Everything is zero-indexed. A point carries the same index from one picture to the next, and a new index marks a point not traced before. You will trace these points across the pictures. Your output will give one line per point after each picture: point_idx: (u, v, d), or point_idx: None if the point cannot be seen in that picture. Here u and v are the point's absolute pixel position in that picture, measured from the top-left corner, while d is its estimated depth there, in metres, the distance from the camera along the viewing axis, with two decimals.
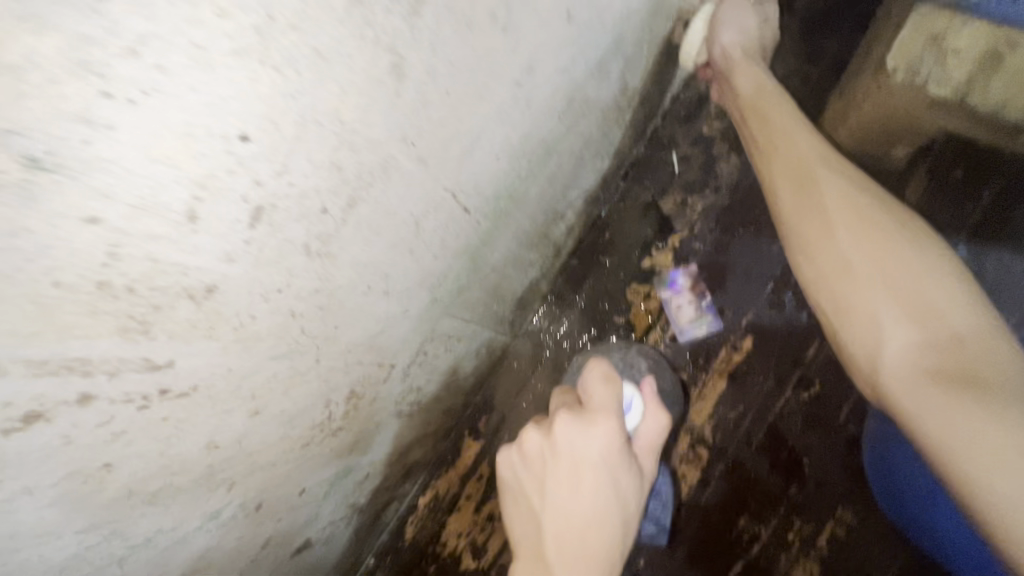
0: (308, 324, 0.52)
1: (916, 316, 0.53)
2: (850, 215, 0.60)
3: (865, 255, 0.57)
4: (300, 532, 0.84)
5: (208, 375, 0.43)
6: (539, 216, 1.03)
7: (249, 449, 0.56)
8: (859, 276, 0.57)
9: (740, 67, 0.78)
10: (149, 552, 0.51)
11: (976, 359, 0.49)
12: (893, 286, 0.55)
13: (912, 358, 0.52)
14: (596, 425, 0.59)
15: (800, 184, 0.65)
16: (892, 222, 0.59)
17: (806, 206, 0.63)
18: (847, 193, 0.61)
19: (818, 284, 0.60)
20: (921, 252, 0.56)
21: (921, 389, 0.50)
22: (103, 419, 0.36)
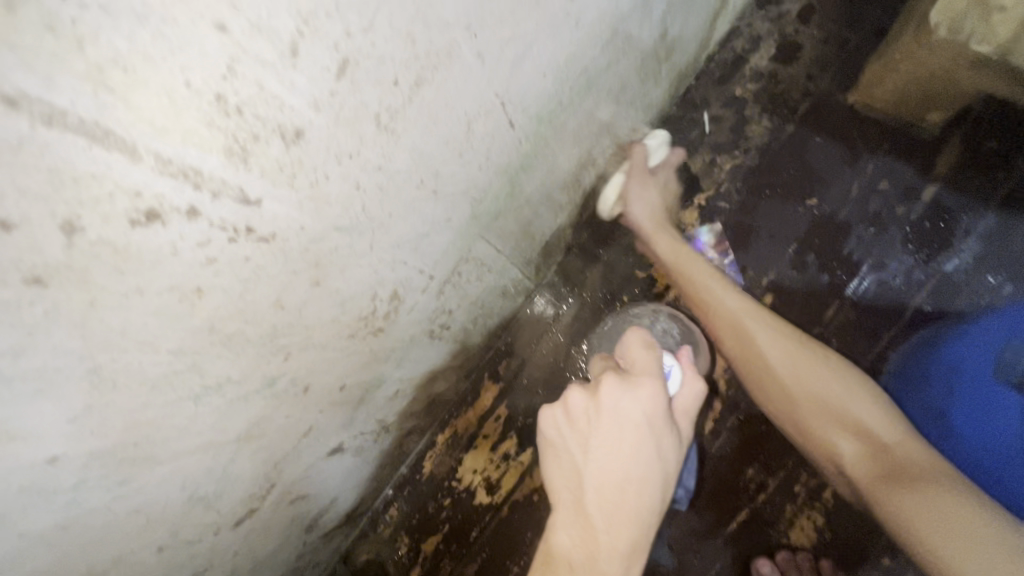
0: (369, 203, 0.56)
1: (859, 434, 0.76)
2: (778, 348, 0.85)
3: (790, 375, 0.83)
4: (337, 432, 0.90)
5: (285, 226, 0.47)
6: (574, 157, 1.06)
7: (307, 321, 0.60)
8: (804, 400, 0.81)
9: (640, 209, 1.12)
10: (218, 399, 0.55)
11: (905, 465, 0.70)
12: (828, 399, 0.80)
13: (860, 457, 0.76)
14: (641, 387, 0.58)
15: (735, 325, 0.88)
16: (817, 353, 0.84)
17: (741, 334, 0.88)
18: (776, 331, 0.86)
19: (775, 403, 0.85)
20: (838, 375, 0.81)
21: (892, 490, 0.68)
22: (203, 239, 0.41)
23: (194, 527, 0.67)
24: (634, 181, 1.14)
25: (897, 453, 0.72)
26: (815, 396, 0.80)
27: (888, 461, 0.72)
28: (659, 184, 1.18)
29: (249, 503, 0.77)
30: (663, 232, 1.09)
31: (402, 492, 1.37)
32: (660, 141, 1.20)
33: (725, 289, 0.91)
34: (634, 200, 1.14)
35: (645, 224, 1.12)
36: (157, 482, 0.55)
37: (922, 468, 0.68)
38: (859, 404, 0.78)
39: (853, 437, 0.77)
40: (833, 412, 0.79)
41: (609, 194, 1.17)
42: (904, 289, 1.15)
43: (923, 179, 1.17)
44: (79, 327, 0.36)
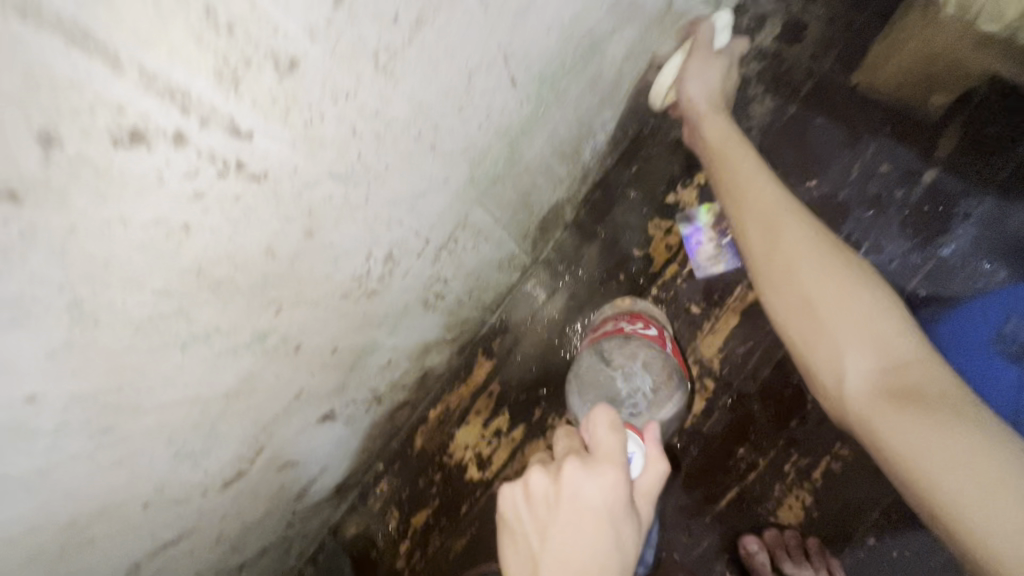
0: (365, 151, 0.54)
1: (880, 348, 0.58)
2: (808, 251, 0.65)
3: (811, 283, 0.63)
4: (328, 397, 0.89)
5: (278, 166, 0.46)
6: (575, 127, 1.04)
7: (299, 274, 0.58)
8: (822, 302, 0.62)
9: (695, 90, 0.99)
10: (205, 350, 0.54)
11: (919, 383, 0.54)
12: (830, 297, 0.61)
13: (864, 378, 0.57)
14: (602, 473, 0.55)
15: (768, 220, 0.69)
16: (851, 264, 0.64)
17: (776, 248, 0.67)
18: (805, 238, 0.66)
19: (787, 320, 0.65)
20: (872, 295, 0.61)
21: (896, 414, 0.53)
22: (190, 171, 0.39)
23: (180, 485, 0.66)
24: (694, 60, 1.02)
25: (921, 381, 0.54)
26: (830, 306, 0.61)
27: (907, 396, 0.53)
28: (720, 69, 1.07)
29: (237, 465, 0.76)
30: (716, 116, 0.97)
31: (393, 466, 1.35)
32: (726, 23, 1.05)
33: (767, 182, 0.73)
34: (689, 78, 1.02)
35: (699, 106, 1.01)
36: (142, 433, 0.54)
37: (949, 404, 0.51)
38: (884, 329, 0.59)
39: (869, 352, 0.58)
40: (852, 322, 0.59)
41: (670, 70, 1.07)
42: (900, 270, 1.15)
43: (925, 162, 1.14)
44: (59, 254, 0.35)
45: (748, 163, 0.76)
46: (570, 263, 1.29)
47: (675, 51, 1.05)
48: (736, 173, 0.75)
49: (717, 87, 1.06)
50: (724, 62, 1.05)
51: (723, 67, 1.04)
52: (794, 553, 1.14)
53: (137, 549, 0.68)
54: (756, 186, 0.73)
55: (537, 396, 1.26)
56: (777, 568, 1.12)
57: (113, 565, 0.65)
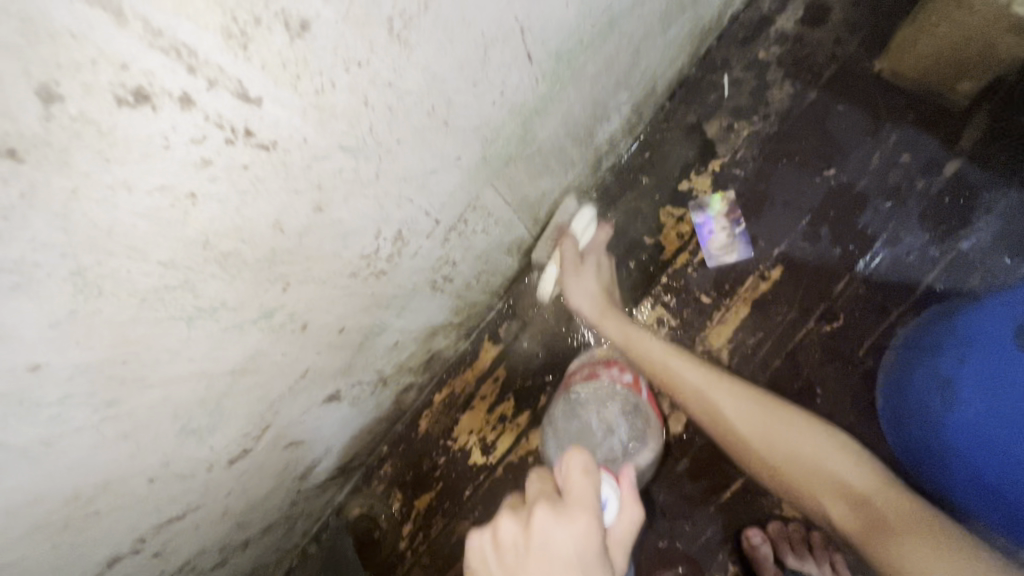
0: (377, 125, 0.53)
1: (817, 476, 0.82)
2: (745, 406, 0.89)
3: (753, 432, 0.87)
4: (334, 377, 0.88)
5: (287, 135, 0.44)
6: (589, 110, 1.02)
7: (307, 250, 0.57)
8: (769, 458, 0.86)
9: (581, 299, 1.08)
10: (212, 325, 0.53)
11: (885, 510, 0.76)
12: (781, 454, 0.85)
13: (849, 515, 0.79)
14: (574, 522, 0.50)
15: (704, 386, 0.92)
16: (788, 416, 0.87)
17: (747, 419, 0.88)
18: (741, 407, 0.89)
19: (758, 467, 0.88)
20: (799, 432, 0.86)
21: (888, 545, 0.71)
22: (197, 136, 0.37)
23: (185, 461, 0.65)
24: (568, 276, 1.10)
25: (879, 503, 0.77)
26: (788, 457, 0.84)
27: (866, 507, 0.77)
28: (595, 263, 1.13)
29: (243, 442, 0.76)
30: (605, 318, 1.05)
31: (397, 448, 1.35)
32: (586, 221, 1.17)
33: (688, 364, 0.95)
34: (574, 294, 1.10)
35: (589, 309, 1.09)
36: (147, 407, 0.53)
37: (883, 496, 0.77)
38: (834, 458, 0.83)
39: (830, 488, 0.81)
40: (810, 471, 0.83)
41: (550, 278, 1.17)
42: (918, 263, 1.10)
43: (948, 153, 1.10)
44: (60, 219, 0.34)
45: (686, 364, 0.95)
46: (577, 250, 1.24)
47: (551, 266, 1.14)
48: (657, 350, 0.98)
49: (604, 280, 1.13)
50: (593, 260, 1.13)
51: (598, 271, 1.12)
52: (796, 544, 1.16)
53: (142, 523, 0.68)
54: (686, 369, 0.95)
55: (542, 382, 1.26)
56: (778, 559, 1.13)
57: (119, 538, 0.66)
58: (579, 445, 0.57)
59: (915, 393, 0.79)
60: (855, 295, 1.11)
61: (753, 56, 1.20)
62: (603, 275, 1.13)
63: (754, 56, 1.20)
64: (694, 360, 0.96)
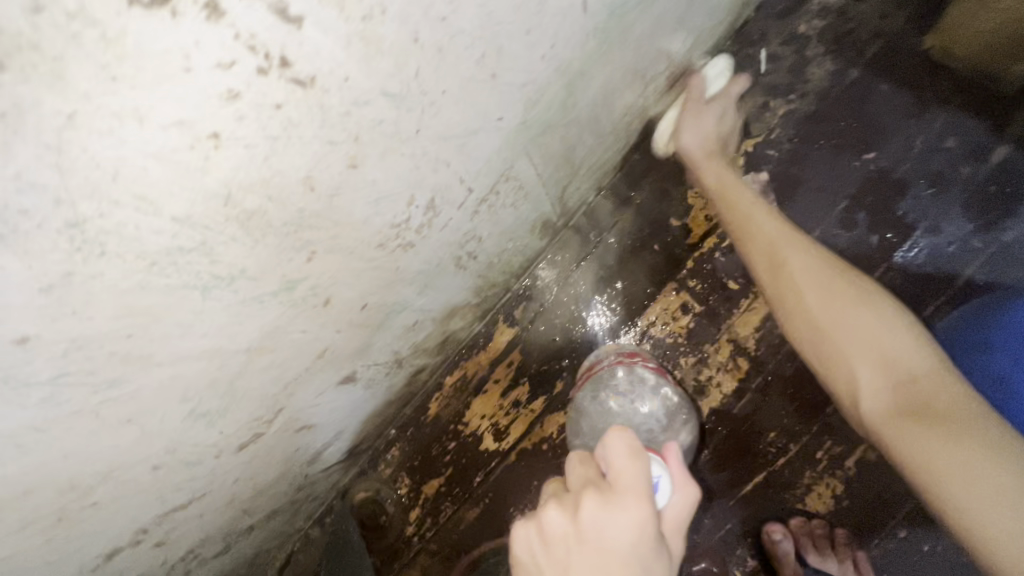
0: (424, 69, 0.45)
1: (889, 367, 0.61)
2: (814, 267, 0.70)
3: (816, 291, 0.69)
4: (350, 359, 0.82)
5: (328, 70, 0.37)
6: (628, 76, 0.93)
7: (336, 214, 0.50)
8: (830, 328, 0.66)
9: (690, 141, 1.04)
10: (229, 296, 0.46)
11: (936, 401, 0.56)
12: (842, 327, 0.65)
13: (878, 394, 0.60)
14: (624, 509, 0.46)
15: (765, 245, 0.76)
16: (862, 287, 0.68)
17: (820, 275, 0.69)
18: (812, 261, 0.71)
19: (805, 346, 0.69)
20: (877, 312, 0.65)
21: (910, 433, 0.55)
22: (224, 61, 0.30)
23: (192, 447, 0.59)
24: (687, 115, 1.06)
25: (931, 391, 0.57)
26: (845, 325, 0.65)
27: (910, 394, 0.58)
28: (720, 108, 1.06)
29: (253, 427, 0.69)
30: (713, 159, 1.02)
31: (405, 433, 1.29)
32: (720, 69, 1.11)
33: (766, 214, 0.78)
34: (686, 130, 1.06)
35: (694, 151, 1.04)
36: (154, 388, 0.46)
37: (943, 391, 0.57)
38: (902, 340, 0.62)
39: (877, 369, 0.61)
40: (868, 346, 0.63)
41: (663, 130, 1.11)
42: (959, 255, 1.03)
43: (998, 138, 1.03)
44: (53, 152, 0.27)
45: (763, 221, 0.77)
46: (599, 231, 1.19)
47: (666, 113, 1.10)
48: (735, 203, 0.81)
49: (720, 128, 1.05)
50: (716, 108, 1.05)
51: (717, 113, 1.05)
52: (819, 542, 1.09)
53: (145, 513, 0.62)
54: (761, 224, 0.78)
55: (559, 367, 1.20)
56: (799, 557, 1.08)
57: (120, 528, 0.59)
58: (620, 425, 0.50)
59: None
60: (892, 286, 1.04)
61: (793, 29, 1.12)
62: (720, 125, 1.04)
63: (794, 29, 1.12)
64: (778, 219, 0.77)
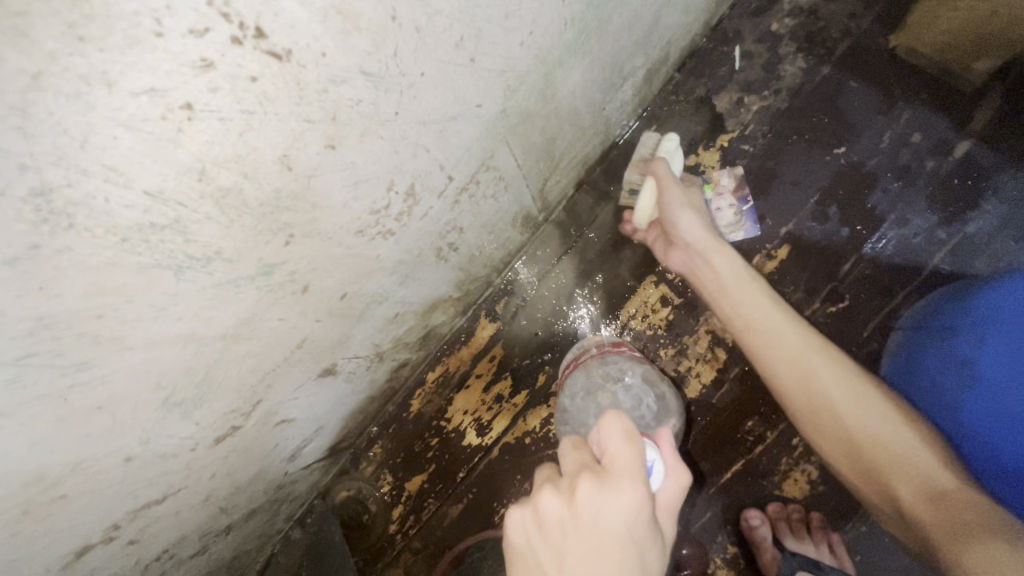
0: (402, 50, 0.45)
1: (918, 482, 0.68)
2: (837, 382, 0.77)
3: (845, 407, 0.75)
4: (330, 351, 0.81)
5: (304, 43, 0.36)
6: (606, 70, 0.95)
7: (315, 197, 0.50)
8: (855, 430, 0.74)
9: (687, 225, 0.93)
10: (204, 279, 0.45)
11: (968, 515, 0.62)
12: (867, 424, 0.74)
13: (919, 505, 0.67)
14: (621, 489, 0.48)
15: (795, 360, 0.80)
16: (890, 402, 0.75)
17: (843, 378, 0.77)
18: (835, 364, 0.78)
19: (841, 455, 0.76)
20: (900, 424, 0.73)
21: (953, 541, 0.60)
22: (197, 27, 0.30)
23: (166, 439, 0.58)
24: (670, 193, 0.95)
25: (962, 504, 0.63)
26: (870, 431, 0.73)
27: (947, 508, 0.64)
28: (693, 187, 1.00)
29: (230, 420, 0.68)
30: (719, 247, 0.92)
31: (388, 430, 1.28)
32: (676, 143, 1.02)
33: (791, 323, 0.83)
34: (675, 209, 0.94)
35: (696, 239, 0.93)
36: (126, 374, 0.45)
37: (972, 507, 0.62)
38: (909, 440, 0.71)
39: (908, 481, 0.69)
40: (879, 454, 0.72)
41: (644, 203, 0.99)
42: (924, 245, 1.07)
43: (959, 134, 1.07)
44: (18, 115, 0.26)
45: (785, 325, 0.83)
46: (580, 225, 1.20)
47: (645, 187, 0.97)
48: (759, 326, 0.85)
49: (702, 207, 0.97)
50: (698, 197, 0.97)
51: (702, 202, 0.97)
52: (795, 526, 1.10)
53: (117, 508, 0.60)
54: (783, 326, 0.83)
55: (541, 361, 1.20)
56: (777, 542, 1.09)
57: (91, 524, 0.58)
58: (617, 411, 0.53)
59: (924, 372, 0.74)
60: (862, 277, 1.08)
61: (766, 27, 1.15)
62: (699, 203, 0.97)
63: (766, 27, 1.15)
64: (798, 326, 0.83)
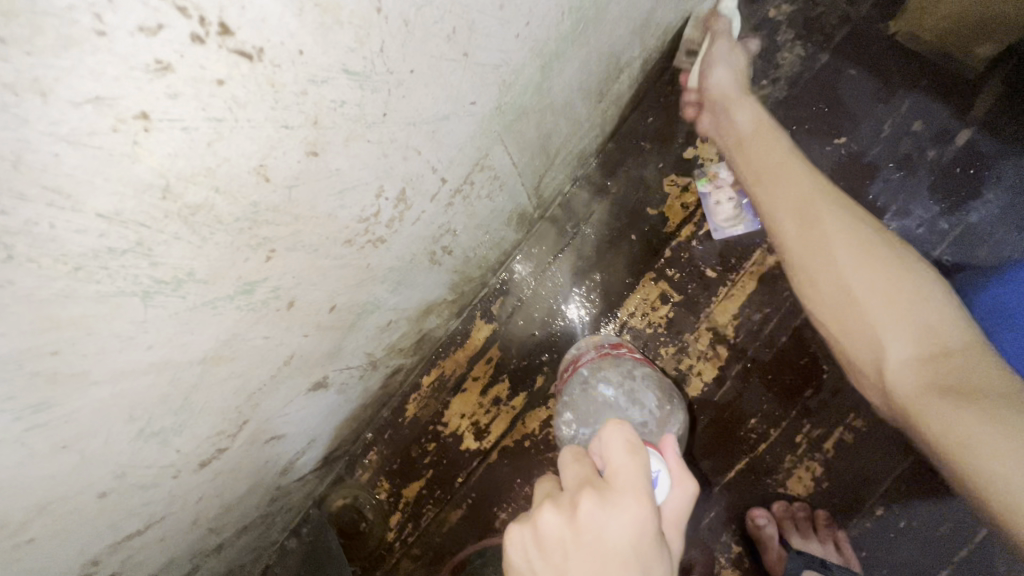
0: (390, 45, 0.41)
1: (915, 330, 0.60)
2: (847, 233, 0.67)
3: (851, 254, 0.65)
4: (321, 364, 0.77)
5: (278, 39, 0.32)
6: (603, 61, 0.90)
7: (297, 208, 0.46)
8: (857, 280, 0.64)
9: (721, 76, 0.92)
10: (176, 303, 0.41)
11: (968, 380, 0.54)
12: (870, 278, 0.63)
13: (912, 365, 0.59)
14: (625, 505, 0.44)
15: (803, 214, 0.71)
16: (892, 253, 0.65)
17: (844, 223, 0.68)
18: (844, 221, 0.68)
19: (828, 306, 0.67)
20: (910, 279, 0.63)
21: (943, 406, 0.53)
22: (149, 23, 0.25)
23: (144, 469, 0.54)
24: (718, 45, 0.94)
25: (962, 365, 0.56)
26: (873, 282, 0.63)
27: (943, 366, 0.56)
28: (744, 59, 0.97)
29: (215, 442, 0.64)
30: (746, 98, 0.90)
31: (383, 436, 1.24)
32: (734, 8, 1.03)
33: (795, 179, 0.75)
34: (716, 63, 0.94)
35: (730, 90, 0.91)
36: (93, 409, 0.41)
37: (978, 371, 0.55)
38: (917, 301, 0.61)
39: (909, 335, 0.60)
40: (885, 301, 0.62)
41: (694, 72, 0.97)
42: (928, 236, 1.04)
43: (961, 121, 1.04)
44: None
45: (790, 181, 0.75)
46: (577, 222, 1.16)
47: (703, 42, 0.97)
48: (778, 184, 0.77)
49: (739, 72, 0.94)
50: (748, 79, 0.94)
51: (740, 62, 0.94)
52: (801, 525, 1.08)
53: (96, 542, 0.56)
54: (791, 179, 0.76)
55: (539, 362, 1.17)
56: (783, 540, 1.07)
57: (66, 562, 0.54)
58: (619, 419, 0.50)
59: None
60: None
61: (763, 14, 1.11)
62: (738, 68, 0.93)
63: (764, 14, 1.11)
64: (806, 184, 0.74)
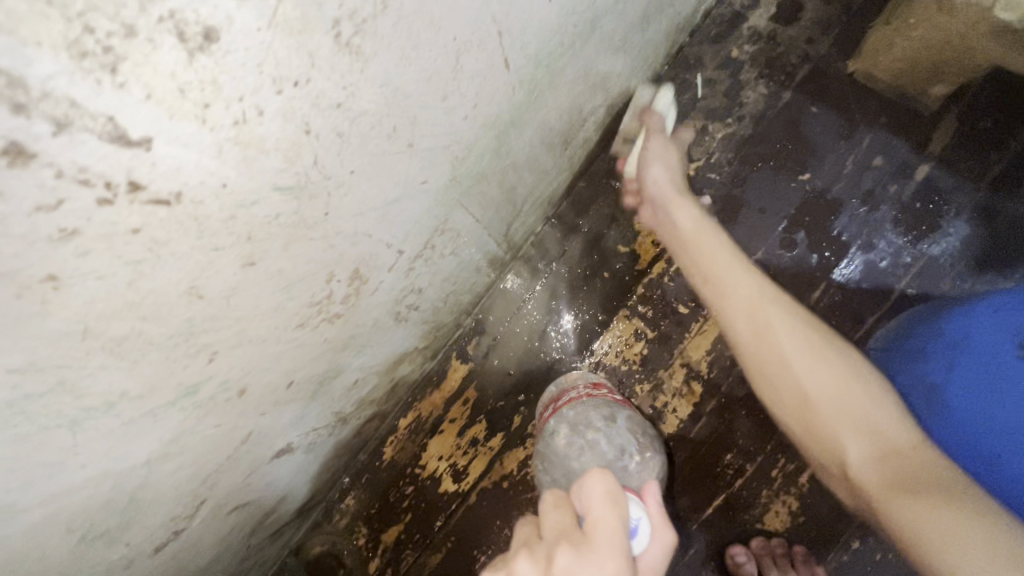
0: (324, 155, 0.41)
1: (870, 428, 0.59)
2: (799, 338, 0.65)
3: (819, 387, 0.61)
4: (284, 432, 0.76)
5: (196, 182, 0.32)
6: (564, 114, 0.91)
7: (238, 311, 0.45)
8: (813, 393, 0.62)
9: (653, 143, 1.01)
10: (110, 422, 0.41)
11: (914, 470, 0.54)
12: (816, 371, 0.63)
13: (871, 461, 0.57)
14: (601, 560, 0.42)
15: (754, 317, 0.68)
16: (844, 358, 0.64)
17: (769, 341, 0.66)
18: (795, 327, 0.66)
19: (779, 408, 0.66)
20: (848, 366, 0.63)
21: (901, 500, 0.52)
22: (48, 200, 0.26)
23: (89, 568, 0.53)
24: (654, 142, 1.02)
25: (911, 456, 0.55)
26: (816, 379, 0.62)
27: (898, 463, 0.55)
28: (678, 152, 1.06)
29: (171, 526, 0.63)
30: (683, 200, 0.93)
31: (360, 480, 1.22)
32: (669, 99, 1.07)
33: (745, 276, 0.73)
34: (653, 160, 1.01)
35: (664, 189, 0.97)
36: (24, 532, 0.41)
37: (925, 463, 0.54)
38: (863, 397, 0.60)
39: (861, 435, 0.58)
40: (845, 408, 0.60)
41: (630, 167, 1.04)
42: (891, 270, 1.04)
43: (919, 157, 1.04)
44: None
45: (736, 272, 0.74)
46: (549, 262, 1.16)
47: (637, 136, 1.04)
48: (720, 261, 0.77)
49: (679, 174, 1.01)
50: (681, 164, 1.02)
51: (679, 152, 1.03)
52: (779, 561, 1.05)
53: None
54: (741, 280, 0.73)
55: (516, 402, 1.16)
56: None
57: None
58: (602, 469, 0.51)
59: None
60: (832, 304, 1.05)
61: (725, 55, 1.11)
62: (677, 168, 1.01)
63: (726, 55, 1.11)
64: (754, 276, 0.73)
